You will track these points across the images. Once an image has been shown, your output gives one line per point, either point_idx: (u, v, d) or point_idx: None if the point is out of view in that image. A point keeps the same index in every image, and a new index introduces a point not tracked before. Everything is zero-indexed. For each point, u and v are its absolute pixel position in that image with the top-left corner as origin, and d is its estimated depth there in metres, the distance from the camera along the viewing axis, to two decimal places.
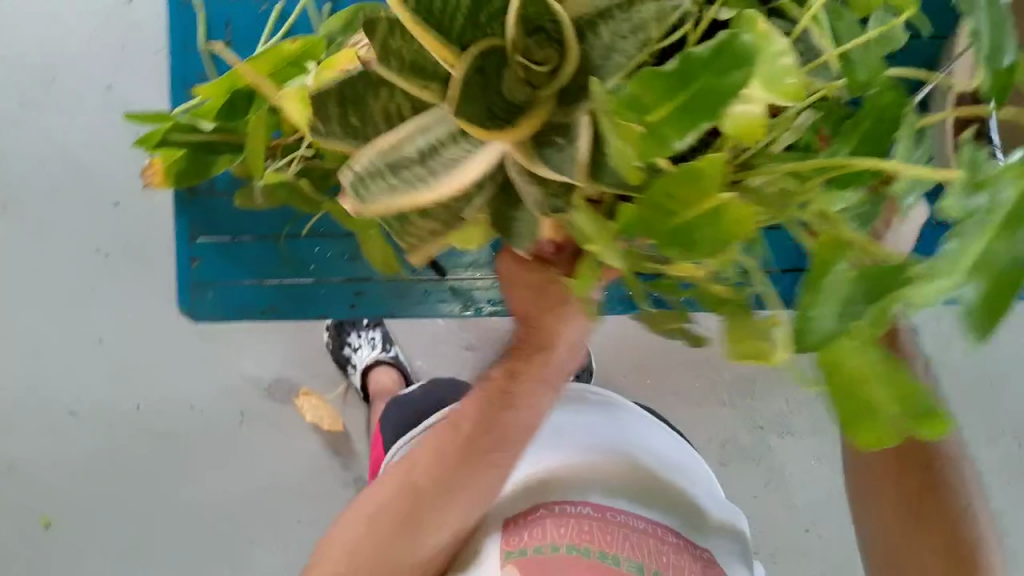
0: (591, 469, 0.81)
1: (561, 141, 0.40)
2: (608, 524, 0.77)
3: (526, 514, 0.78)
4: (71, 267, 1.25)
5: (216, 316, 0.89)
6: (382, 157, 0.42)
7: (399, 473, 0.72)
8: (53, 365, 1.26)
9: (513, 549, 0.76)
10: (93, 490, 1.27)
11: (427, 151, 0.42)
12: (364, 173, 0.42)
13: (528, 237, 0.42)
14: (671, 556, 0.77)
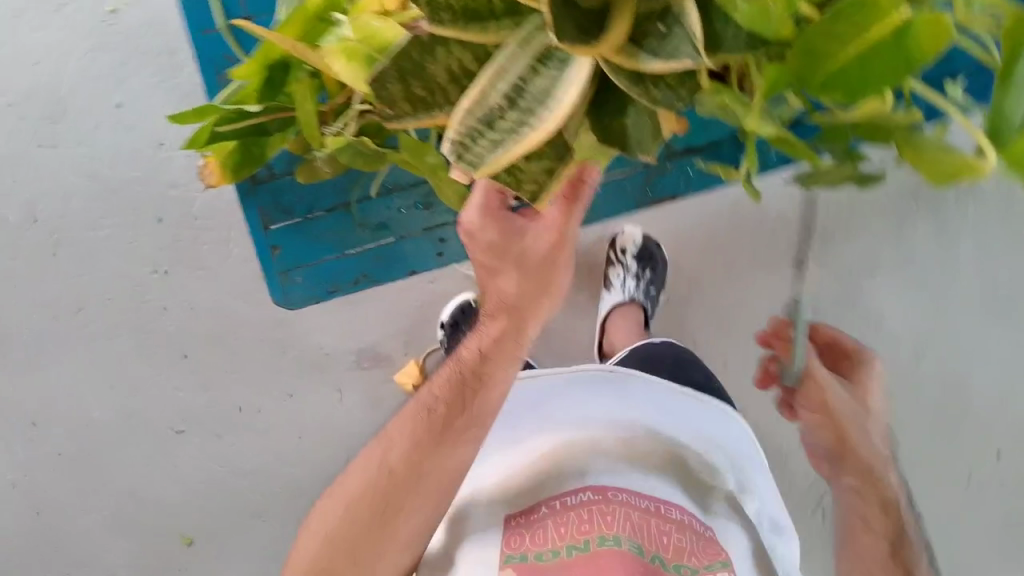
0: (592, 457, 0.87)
1: (663, 29, 0.35)
2: (609, 505, 0.81)
3: (527, 513, 0.84)
4: (134, 292, 1.25)
5: (312, 298, 0.89)
6: (474, 116, 0.40)
7: (378, 450, 0.83)
8: (145, 390, 1.28)
9: (513, 554, 0.79)
10: (214, 494, 1.29)
11: (516, 93, 0.41)
12: (464, 138, 0.40)
13: (650, 139, 0.40)
14: (672, 536, 0.80)
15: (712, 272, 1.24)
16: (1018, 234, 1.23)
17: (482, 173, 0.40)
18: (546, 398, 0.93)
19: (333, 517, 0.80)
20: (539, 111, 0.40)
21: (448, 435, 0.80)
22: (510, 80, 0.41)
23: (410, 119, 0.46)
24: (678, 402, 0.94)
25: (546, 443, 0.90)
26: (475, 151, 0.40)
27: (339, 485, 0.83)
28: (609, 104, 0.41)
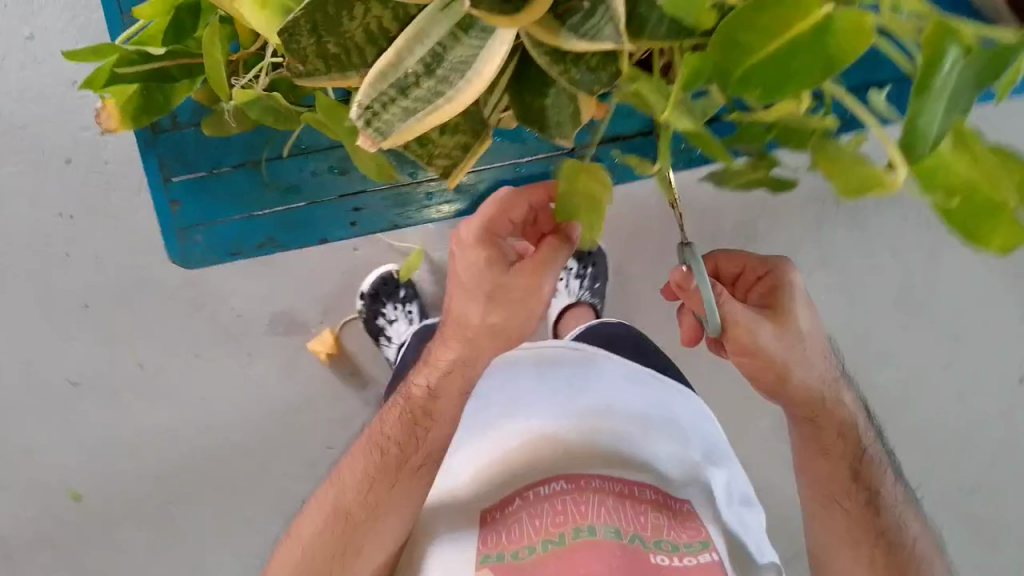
0: (564, 449, 0.82)
1: (587, 5, 0.33)
2: (583, 493, 0.76)
3: (502, 507, 0.79)
4: (37, 237, 1.19)
5: (211, 260, 0.85)
6: (386, 81, 0.38)
7: (332, 495, 0.81)
8: (43, 340, 1.21)
9: (491, 554, 0.74)
10: (110, 454, 1.23)
11: (434, 61, 0.38)
12: (374, 103, 0.38)
13: (571, 121, 0.38)
14: (648, 516, 0.76)
15: (638, 259, 1.25)
16: (931, 240, 1.26)
17: (390, 143, 0.38)
18: (512, 390, 0.90)
19: (296, 553, 0.79)
20: (456, 82, 0.38)
21: (401, 475, 0.78)
22: (428, 45, 0.38)
23: (322, 77, 0.44)
24: (643, 387, 0.89)
25: (516, 432, 0.84)
26: (383, 119, 0.38)
27: (300, 526, 0.82)
28: (532, 81, 0.39)
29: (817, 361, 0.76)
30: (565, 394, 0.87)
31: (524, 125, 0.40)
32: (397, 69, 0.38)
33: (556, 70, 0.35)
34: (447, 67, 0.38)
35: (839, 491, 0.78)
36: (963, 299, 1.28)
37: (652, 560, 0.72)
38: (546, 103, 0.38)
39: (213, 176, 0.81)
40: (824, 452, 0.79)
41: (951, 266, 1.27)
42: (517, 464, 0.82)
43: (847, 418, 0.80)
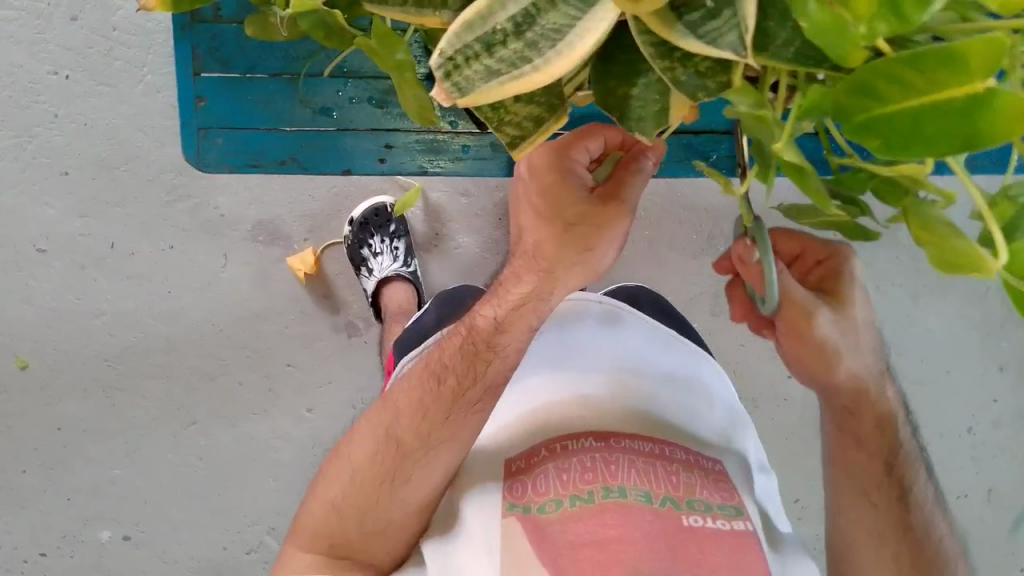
0: (598, 409, 0.82)
1: (711, 5, 0.31)
2: (612, 453, 0.77)
3: (528, 458, 0.80)
4: (26, 90, 1.13)
5: (227, 167, 0.79)
6: (472, 34, 0.35)
7: (379, 426, 0.80)
8: (14, 199, 1.16)
9: (517, 503, 0.76)
10: (63, 329, 1.20)
11: (524, 21, 0.36)
12: (456, 55, 0.35)
13: (654, 118, 0.36)
14: (682, 475, 0.77)
15: (633, 243, 1.25)
16: (914, 284, 1.29)
17: (464, 103, 0.35)
18: (546, 340, 0.89)
19: (341, 479, 0.80)
20: (543, 50, 0.35)
21: (455, 410, 0.77)
22: (522, 4, 0.36)
23: (394, 10, 0.41)
24: (670, 350, 0.90)
25: (551, 383, 0.85)
26: (463, 75, 0.35)
27: (344, 449, 0.83)
28: (621, 65, 0.37)
29: (866, 353, 0.73)
30: (599, 348, 0.88)
31: (602, 110, 0.37)
32: (486, 23, 0.36)
33: (660, 65, 0.32)
34: (536, 34, 0.36)
35: (869, 482, 0.75)
36: (930, 343, 1.31)
37: (686, 522, 0.73)
38: (634, 98, 0.36)
39: (253, 79, 0.77)
40: (857, 444, 0.76)
41: (926, 313, 1.30)
42: (551, 416, 0.82)
43: (890, 412, 0.76)
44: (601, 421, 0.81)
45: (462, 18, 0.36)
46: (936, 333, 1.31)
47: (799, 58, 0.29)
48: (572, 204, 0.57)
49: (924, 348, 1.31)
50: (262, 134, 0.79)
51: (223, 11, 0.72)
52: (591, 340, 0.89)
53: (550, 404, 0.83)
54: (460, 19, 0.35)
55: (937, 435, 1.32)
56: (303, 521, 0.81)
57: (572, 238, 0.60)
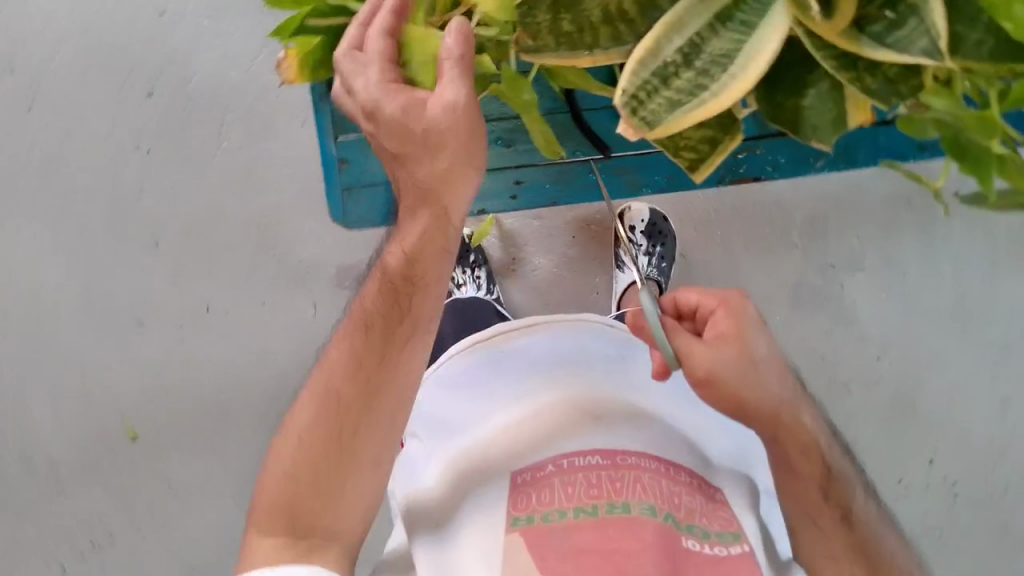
0: (605, 429, 0.79)
1: (892, 15, 0.33)
2: (619, 471, 0.75)
3: (535, 471, 0.76)
4: (111, 166, 1.18)
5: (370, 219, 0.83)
6: (647, 69, 0.38)
7: (315, 427, 0.70)
8: (109, 271, 1.21)
9: (520, 515, 0.73)
10: (165, 391, 1.24)
11: (691, 52, 0.38)
12: (638, 91, 0.38)
13: (831, 126, 0.38)
14: (683, 498, 0.74)
15: (705, 245, 1.27)
16: (993, 252, 1.27)
17: (654, 133, 0.37)
18: (547, 349, 0.86)
19: (286, 460, 0.70)
20: (717, 75, 0.38)
21: (388, 355, 0.69)
22: (687, 35, 0.39)
23: (550, 55, 0.44)
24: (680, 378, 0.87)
25: (548, 397, 0.82)
26: (647, 109, 0.38)
27: (286, 434, 0.73)
28: (791, 80, 0.39)
29: (777, 384, 0.72)
30: (606, 370, 0.85)
31: (773, 124, 0.39)
32: (653, 60, 0.38)
33: (846, 76, 0.34)
34: (706, 63, 0.38)
35: (812, 509, 0.71)
36: (1014, 313, 1.27)
37: (685, 544, 0.71)
38: (808, 109, 0.38)
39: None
40: (792, 474, 0.72)
41: (1009, 282, 1.27)
42: (542, 428, 0.79)
43: (811, 438, 0.73)
44: (607, 435, 0.78)
45: (636, 55, 0.38)
46: (1019, 301, 1.27)
47: (996, 55, 0.31)
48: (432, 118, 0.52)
49: (1009, 317, 1.27)
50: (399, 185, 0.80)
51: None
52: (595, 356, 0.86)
53: (548, 419, 0.80)
54: (634, 56, 0.38)
55: None
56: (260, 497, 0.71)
57: None
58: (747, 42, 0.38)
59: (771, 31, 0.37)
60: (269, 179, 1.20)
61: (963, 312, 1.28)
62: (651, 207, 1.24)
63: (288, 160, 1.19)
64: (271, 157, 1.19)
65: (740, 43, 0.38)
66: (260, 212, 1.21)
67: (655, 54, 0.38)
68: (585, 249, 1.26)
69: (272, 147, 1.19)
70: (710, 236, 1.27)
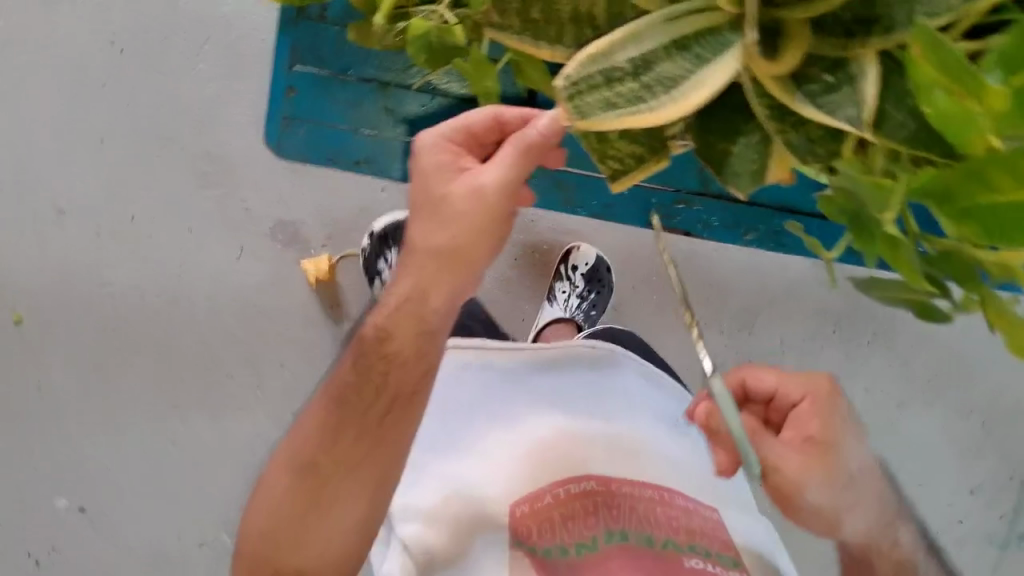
0: (595, 458, 0.82)
1: (831, 80, 0.34)
2: (613, 499, 0.78)
3: (533, 502, 0.79)
4: (80, 56, 1.15)
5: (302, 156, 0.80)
6: (595, 67, 0.38)
7: (297, 452, 0.67)
8: (44, 156, 1.17)
9: (524, 542, 0.76)
10: (63, 292, 1.18)
11: (642, 66, 0.38)
12: (580, 82, 0.37)
13: (751, 176, 0.38)
14: (682, 521, 0.77)
15: (639, 305, 1.27)
16: (902, 390, 1.30)
17: (583, 128, 0.37)
18: (523, 377, 0.89)
19: (266, 505, 0.68)
20: (658, 95, 0.38)
21: (350, 409, 0.64)
22: (641, 49, 0.39)
23: (511, 36, 0.43)
24: (655, 396, 0.92)
25: (544, 432, 0.84)
26: (582, 102, 0.37)
27: (278, 461, 0.70)
28: (725, 122, 0.39)
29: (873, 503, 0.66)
30: (586, 398, 0.88)
31: (699, 160, 0.40)
32: (603, 60, 0.38)
33: (773, 126, 0.35)
34: (653, 81, 0.38)
35: None
36: (907, 454, 1.30)
37: (687, 564, 0.73)
38: (735, 155, 0.39)
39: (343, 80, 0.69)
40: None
41: (910, 420, 1.30)
42: (534, 461, 0.82)
43: (907, 557, 0.63)
44: (597, 465, 0.81)
45: (588, 49, 0.38)
46: (914, 445, 1.30)
47: (912, 140, 0.32)
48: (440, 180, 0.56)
49: (901, 455, 1.30)
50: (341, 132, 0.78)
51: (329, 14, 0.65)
52: (574, 383, 0.90)
53: (535, 438, 0.83)
54: (587, 49, 0.38)
55: None
56: (243, 543, 0.69)
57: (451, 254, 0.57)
58: (695, 71, 0.38)
59: (719, 70, 0.38)
60: (235, 115, 1.18)
61: None
62: (599, 253, 1.22)
63: (258, 102, 1.18)
64: (242, 94, 1.17)
65: (688, 71, 0.38)
66: (216, 145, 1.18)
67: (606, 56, 0.38)
68: (523, 275, 1.26)
69: (245, 86, 1.17)
70: (647, 297, 1.27)
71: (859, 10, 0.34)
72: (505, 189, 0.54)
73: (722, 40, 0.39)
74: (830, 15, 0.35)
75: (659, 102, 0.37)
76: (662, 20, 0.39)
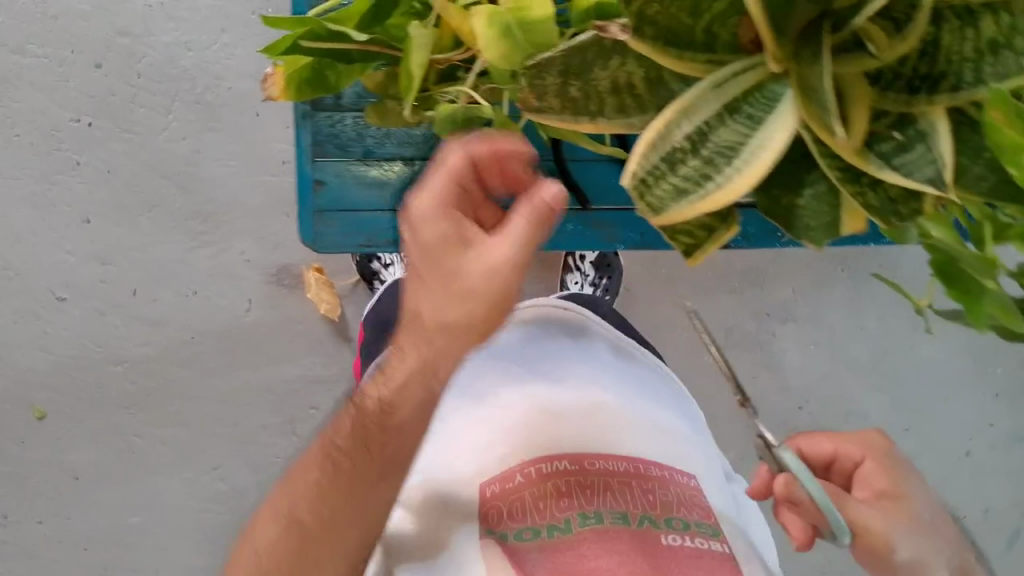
0: (580, 428, 0.77)
1: (901, 137, 0.34)
2: (587, 476, 0.74)
3: (503, 482, 0.74)
4: (47, 137, 1.13)
5: (341, 251, 0.64)
6: (656, 154, 0.39)
7: (282, 506, 0.63)
8: (32, 246, 1.15)
9: (492, 530, 0.71)
10: (79, 377, 1.18)
11: (700, 136, 0.39)
12: (646, 176, 0.39)
13: (824, 230, 0.39)
14: (657, 493, 0.74)
15: (650, 281, 1.29)
16: (914, 317, 1.33)
17: (661, 221, 0.38)
18: (510, 355, 0.87)
19: (249, 558, 0.64)
20: (722, 167, 0.38)
21: (348, 475, 0.60)
22: (694, 122, 0.39)
23: (553, 117, 0.43)
24: (635, 361, 0.91)
25: (520, 403, 0.80)
26: (653, 195, 0.38)
27: (261, 514, 0.65)
28: (787, 176, 0.40)
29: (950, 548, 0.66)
30: (563, 366, 0.85)
31: (765, 216, 0.40)
32: (658, 147, 0.38)
33: (850, 189, 0.35)
34: (713, 151, 0.39)
35: None
36: (930, 371, 1.34)
37: (664, 541, 0.70)
38: (803, 212, 0.39)
39: (367, 166, 0.64)
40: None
41: (925, 344, 1.34)
42: (518, 439, 0.76)
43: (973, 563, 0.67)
44: (581, 434, 0.77)
45: (646, 138, 0.39)
46: (935, 362, 1.34)
47: (995, 193, 0.33)
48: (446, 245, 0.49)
49: (921, 378, 1.34)
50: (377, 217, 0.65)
51: (345, 101, 0.63)
52: (554, 350, 0.87)
53: (508, 418, 0.79)
54: (646, 137, 0.39)
55: (934, 459, 1.35)
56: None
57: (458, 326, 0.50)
58: (751, 136, 0.38)
59: (774, 132, 0.38)
60: (215, 169, 1.15)
61: (883, 368, 1.34)
62: None
63: (237, 150, 1.15)
64: (218, 146, 1.15)
65: (745, 136, 0.38)
66: (202, 202, 1.16)
67: (663, 139, 0.39)
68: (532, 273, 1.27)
69: (220, 136, 1.15)
70: (654, 270, 1.30)
71: (919, 66, 0.34)
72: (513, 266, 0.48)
73: (771, 94, 0.39)
74: (887, 71, 0.35)
75: (728, 175, 0.38)
76: (708, 89, 0.39)
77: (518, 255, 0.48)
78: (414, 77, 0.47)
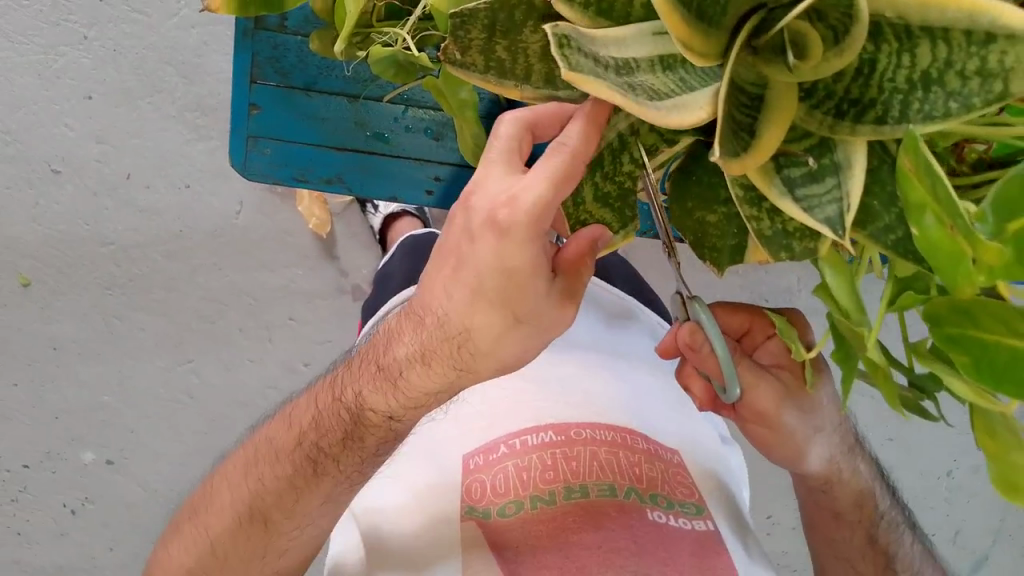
0: (566, 401, 0.75)
1: (814, 164, 0.32)
2: (573, 448, 0.71)
3: (487, 454, 0.71)
4: (58, 7, 1.15)
5: (272, 180, 0.70)
6: (582, 41, 0.31)
7: (248, 483, 0.62)
8: (33, 115, 1.15)
9: (475, 506, 0.68)
10: (64, 250, 1.17)
11: (623, 69, 0.32)
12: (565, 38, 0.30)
13: (729, 252, 0.38)
14: (643, 467, 0.71)
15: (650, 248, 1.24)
16: None
17: (565, 75, 0.28)
18: None
19: (198, 539, 0.63)
20: (642, 96, 0.30)
21: (323, 477, 0.60)
22: (624, 53, 0.32)
23: (475, 75, 0.39)
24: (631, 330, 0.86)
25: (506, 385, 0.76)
26: (569, 54, 0.30)
27: (214, 498, 0.64)
28: (705, 191, 0.38)
29: (835, 433, 0.64)
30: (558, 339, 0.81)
31: (678, 228, 0.39)
32: (575, 36, 0.31)
33: (748, 212, 0.33)
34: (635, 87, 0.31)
35: (854, 556, 0.70)
36: None
37: (650, 517, 0.68)
38: (707, 228, 0.38)
39: (307, 97, 0.68)
40: (836, 518, 0.69)
41: None
42: (490, 416, 0.74)
43: (865, 486, 0.68)
44: (561, 409, 0.74)
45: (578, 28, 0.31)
46: None
47: (898, 248, 0.31)
48: (528, 274, 0.44)
49: None
50: (312, 150, 0.70)
51: (290, 23, 0.66)
52: None
53: (495, 394, 0.76)
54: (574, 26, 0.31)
55: (918, 474, 1.30)
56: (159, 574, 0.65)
57: (499, 333, 0.47)
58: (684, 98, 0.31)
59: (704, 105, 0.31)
60: (221, 64, 1.16)
61: None
62: None
63: None
64: (226, 40, 1.16)
65: (671, 92, 0.32)
66: (205, 95, 1.16)
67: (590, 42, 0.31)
68: None
69: (229, 30, 1.16)
70: None
71: (851, 88, 0.31)
72: (534, 269, 0.44)
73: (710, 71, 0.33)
74: (820, 86, 0.32)
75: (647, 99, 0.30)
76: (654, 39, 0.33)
77: (540, 269, 0.44)
78: (348, 26, 0.43)
